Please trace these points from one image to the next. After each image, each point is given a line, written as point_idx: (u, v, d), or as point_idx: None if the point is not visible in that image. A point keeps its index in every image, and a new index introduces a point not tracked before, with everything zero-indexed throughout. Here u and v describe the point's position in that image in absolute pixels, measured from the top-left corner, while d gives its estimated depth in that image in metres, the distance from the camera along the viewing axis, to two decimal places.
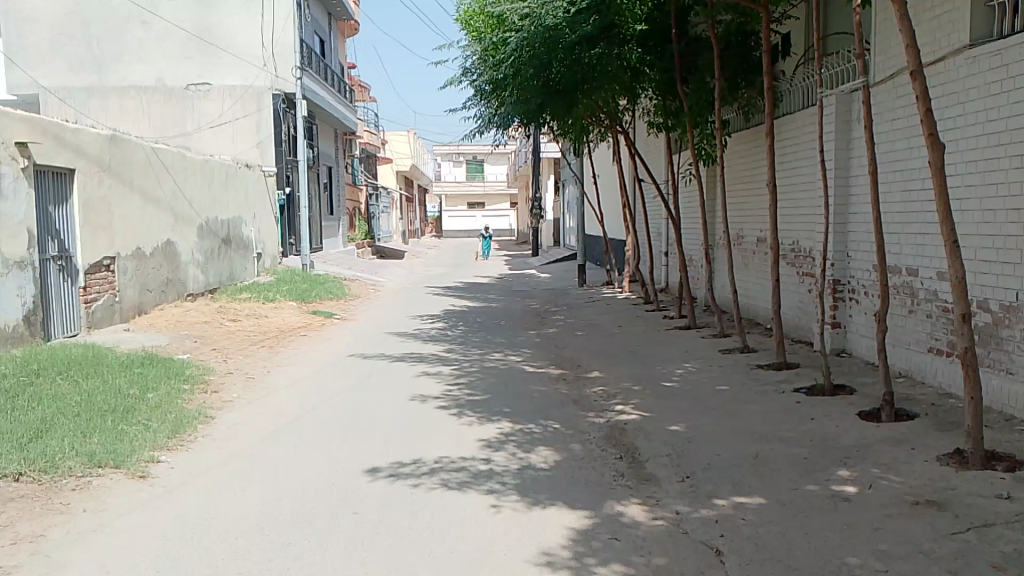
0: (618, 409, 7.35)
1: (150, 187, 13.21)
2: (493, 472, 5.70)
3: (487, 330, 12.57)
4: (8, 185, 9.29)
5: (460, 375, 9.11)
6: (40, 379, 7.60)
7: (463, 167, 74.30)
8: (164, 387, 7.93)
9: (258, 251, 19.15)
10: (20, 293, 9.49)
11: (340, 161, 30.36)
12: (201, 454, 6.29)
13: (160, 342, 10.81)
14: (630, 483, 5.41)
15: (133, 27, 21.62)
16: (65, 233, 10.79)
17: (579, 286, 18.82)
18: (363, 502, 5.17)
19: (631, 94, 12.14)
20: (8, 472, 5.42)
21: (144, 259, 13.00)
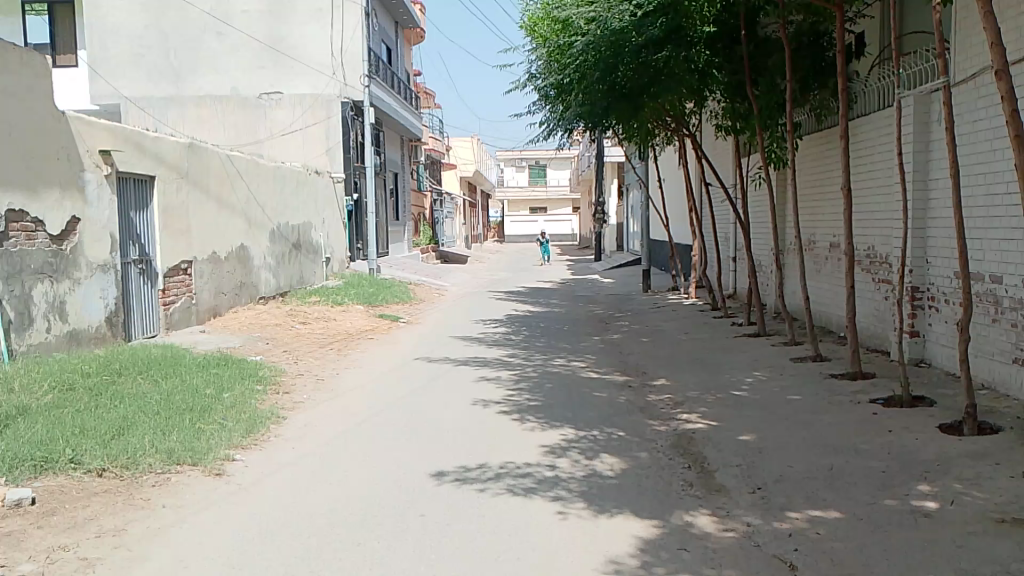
0: (685, 418, 7.23)
1: (226, 194, 13.62)
2: (559, 479, 5.67)
3: (552, 335, 12.55)
4: (92, 193, 9.70)
5: (522, 380, 9.11)
6: (122, 378, 7.90)
7: (526, 172, 74.43)
8: (238, 388, 8.15)
9: (327, 256, 19.54)
10: (103, 295, 9.91)
11: (406, 168, 30.77)
12: (274, 453, 6.44)
13: (234, 344, 11.13)
14: (699, 494, 5.31)
15: (209, 37, 22.32)
16: (145, 238, 11.19)
17: (644, 292, 18.66)
18: (430, 505, 5.22)
19: (699, 96, 12.00)
20: (92, 467, 5.64)
21: (219, 263, 13.40)
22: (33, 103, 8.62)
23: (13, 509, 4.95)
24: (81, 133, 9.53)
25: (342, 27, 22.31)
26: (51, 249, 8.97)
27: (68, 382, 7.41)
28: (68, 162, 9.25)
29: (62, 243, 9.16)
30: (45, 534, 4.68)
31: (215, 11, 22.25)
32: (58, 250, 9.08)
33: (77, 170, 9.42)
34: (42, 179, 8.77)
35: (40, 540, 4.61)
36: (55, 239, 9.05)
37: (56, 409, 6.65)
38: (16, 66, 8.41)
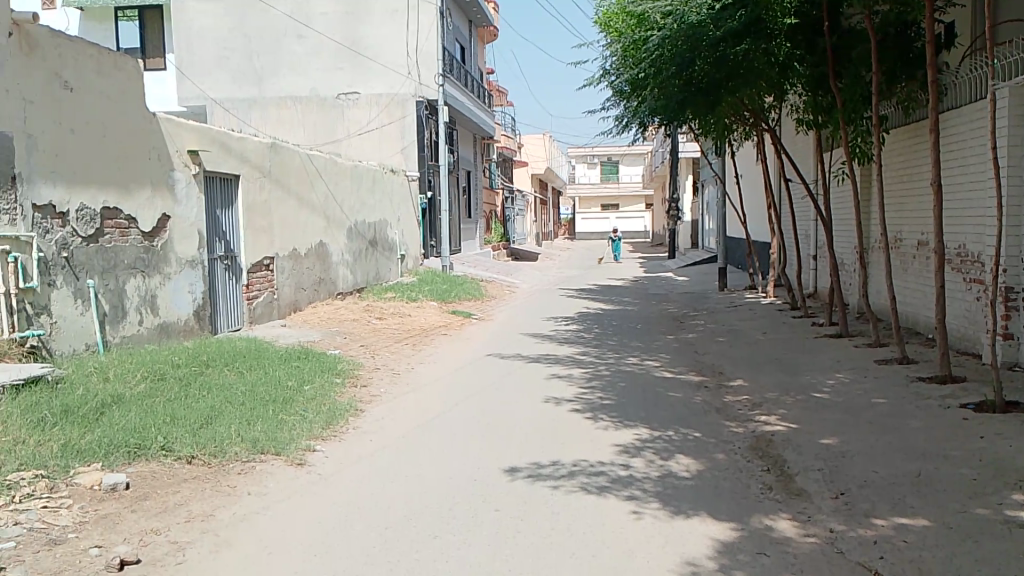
0: (763, 420, 7.07)
1: (305, 191, 13.99)
2: (633, 479, 5.63)
3: (625, 333, 12.46)
4: (181, 191, 10.11)
5: (595, 378, 9.06)
6: (210, 370, 8.21)
7: (598, 169, 73.90)
8: (318, 381, 8.37)
9: (402, 253, 19.86)
10: (191, 290, 10.31)
11: (478, 165, 30.98)
12: (352, 445, 6.60)
13: (313, 338, 11.44)
14: (779, 498, 5.19)
15: (289, 40, 22.89)
16: (230, 234, 11.60)
17: (720, 290, 18.33)
18: (503, 500, 5.25)
19: (779, 90, 11.73)
20: (183, 454, 5.89)
21: (300, 259, 13.78)
22: (126, 106, 9.03)
23: (109, 493, 5.20)
24: (172, 134, 9.92)
25: (417, 27, 22.65)
26: (143, 245, 9.38)
27: (159, 372, 7.74)
28: (159, 162, 9.66)
29: (153, 239, 9.56)
30: (139, 517, 4.91)
31: (296, 14, 22.81)
32: (149, 246, 9.49)
33: (167, 170, 9.83)
34: (134, 178, 9.18)
35: (134, 523, 4.84)
36: (147, 236, 9.46)
37: (149, 397, 6.97)
38: (110, 71, 8.80)
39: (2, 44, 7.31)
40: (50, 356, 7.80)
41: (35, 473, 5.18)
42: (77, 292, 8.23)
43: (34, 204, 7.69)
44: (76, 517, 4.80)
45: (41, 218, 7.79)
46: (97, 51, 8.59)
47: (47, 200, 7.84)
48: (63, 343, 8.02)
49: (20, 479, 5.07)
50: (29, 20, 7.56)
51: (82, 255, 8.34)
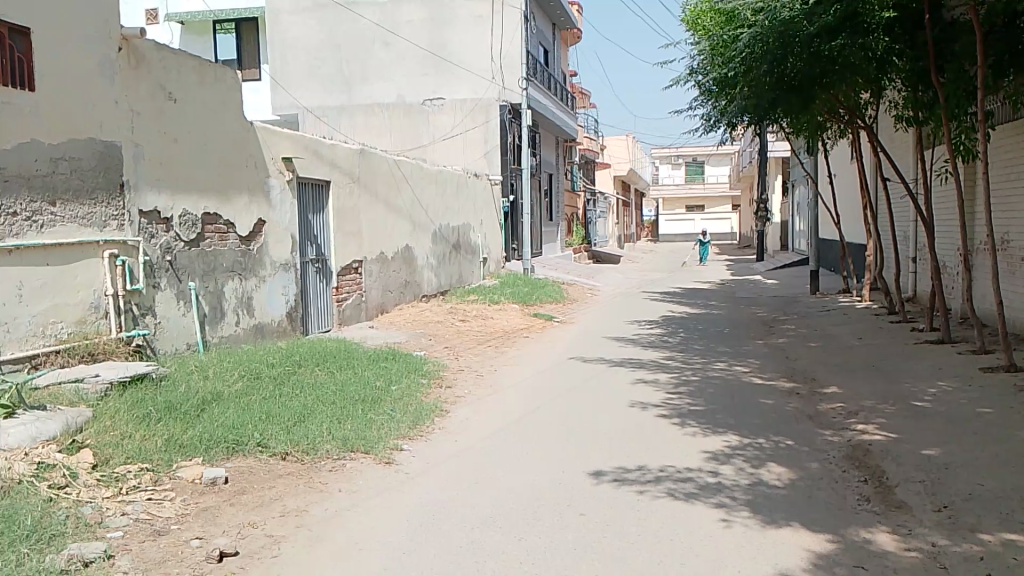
0: (860, 429, 6.80)
1: (392, 196, 14.28)
2: (722, 486, 5.51)
3: (711, 338, 12.21)
4: (276, 196, 10.48)
5: (682, 383, 8.91)
6: (303, 369, 8.48)
7: (683, 170, 72.78)
8: (405, 381, 8.54)
9: (484, 256, 20.04)
10: (284, 292, 10.68)
11: (560, 168, 30.98)
12: (438, 445, 6.69)
13: (400, 339, 11.65)
14: (877, 510, 4.99)
15: (377, 48, 23.42)
16: (321, 238, 11.95)
17: (811, 294, 17.76)
18: (589, 504, 5.22)
19: (877, 85, 11.32)
20: (277, 450, 6.11)
21: (387, 262, 14.08)
22: (224, 116, 9.42)
23: (209, 486, 5.43)
24: (267, 142, 10.30)
25: (502, 30, 22.86)
26: (240, 249, 9.76)
27: (256, 371, 8.05)
28: (256, 168, 10.05)
29: (249, 243, 9.93)
30: (237, 511, 5.10)
31: (384, 22, 23.36)
32: (246, 250, 9.86)
33: (264, 176, 10.22)
34: (232, 184, 9.57)
35: (232, 516, 5.03)
36: (244, 240, 9.85)
37: (246, 395, 7.25)
38: (210, 81, 9.18)
39: (111, 58, 7.75)
40: (154, 355, 8.21)
41: (141, 466, 5.47)
42: (179, 294, 8.63)
43: (141, 210, 8.10)
44: (178, 509, 5.03)
45: (147, 223, 8.21)
46: (198, 62, 8.98)
47: (153, 206, 8.26)
48: (167, 343, 8.43)
49: (128, 472, 5.36)
50: (137, 35, 8.01)
51: (185, 259, 8.74)
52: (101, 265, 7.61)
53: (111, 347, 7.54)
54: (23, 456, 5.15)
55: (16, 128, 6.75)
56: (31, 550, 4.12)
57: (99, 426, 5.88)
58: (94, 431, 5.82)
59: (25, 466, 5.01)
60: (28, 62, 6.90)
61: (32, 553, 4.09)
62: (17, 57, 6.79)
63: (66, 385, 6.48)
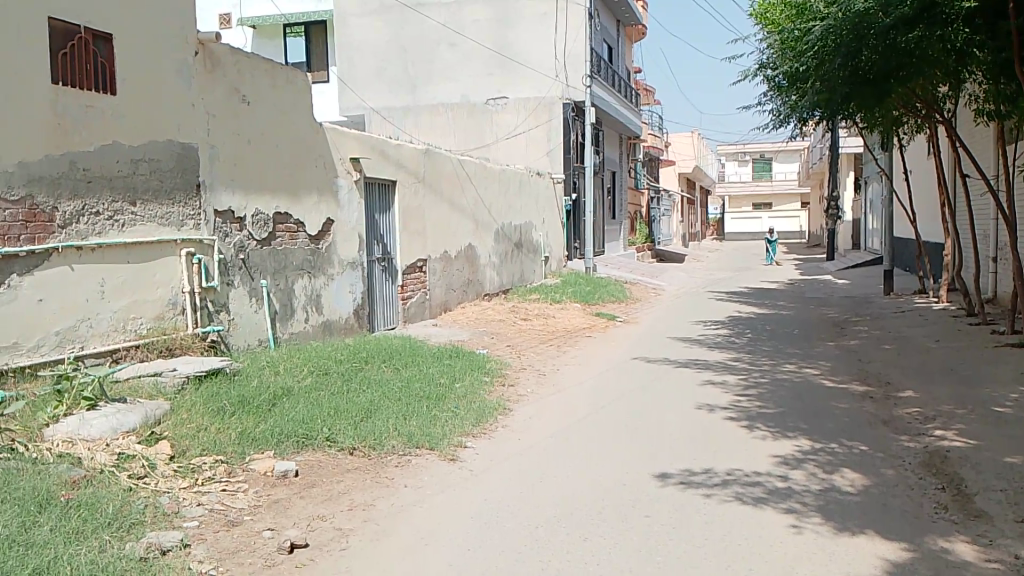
0: (937, 435, 6.57)
1: (456, 195, 14.39)
2: (792, 491, 5.40)
3: (779, 339, 11.95)
4: (344, 197, 10.68)
5: (751, 385, 8.74)
6: (369, 366, 8.63)
7: (749, 166, 71.34)
8: (468, 378, 8.61)
9: (546, 255, 20.05)
10: (352, 290, 10.88)
11: (624, 166, 30.75)
12: (501, 442, 6.74)
13: (463, 337, 11.74)
14: (956, 519, 4.81)
15: (442, 48, 23.62)
16: (387, 237, 12.13)
17: (885, 294, 17.19)
18: (654, 506, 5.18)
19: (956, 78, 10.90)
20: (345, 445, 6.23)
21: (450, 261, 14.20)
22: (294, 117, 9.65)
23: (281, 479, 5.57)
24: (336, 143, 10.51)
25: (565, 29, 22.90)
26: (310, 248, 9.99)
27: (324, 367, 8.22)
28: (324, 169, 10.25)
29: (318, 242, 10.15)
30: (307, 503, 5.23)
31: (449, 23, 23.55)
32: (315, 249, 10.09)
33: (332, 177, 10.41)
34: (303, 185, 9.80)
35: (302, 508, 5.16)
36: (313, 239, 10.06)
37: (315, 391, 7.41)
38: (283, 84, 9.41)
39: (188, 62, 8.01)
40: (228, 350, 8.47)
41: (216, 458, 5.66)
42: (252, 291, 8.88)
43: (216, 210, 8.35)
44: (251, 500, 5.18)
45: (222, 223, 8.46)
46: (271, 65, 9.20)
47: (227, 206, 8.50)
48: (240, 339, 8.68)
49: (203, 463, 5.55)
50: (212, 40, 8.25)
51: (256, 257, 8.98)
52: (178, 263, 7.90)
53: (187, 343, 7.82)
54: (105, 447, 5.42)
55: (99, 130, 7.06)
56: (112, 537, 4.31)
57: (176, 418, 6.11)
58: (172, 423, 6.05)
59: (107, 456, 5.26)
60: (110, 67, 7.22)
61: (113, 540, 4.28)
62: (100, 62, 7.13)
63: (145, 378, 6.75)
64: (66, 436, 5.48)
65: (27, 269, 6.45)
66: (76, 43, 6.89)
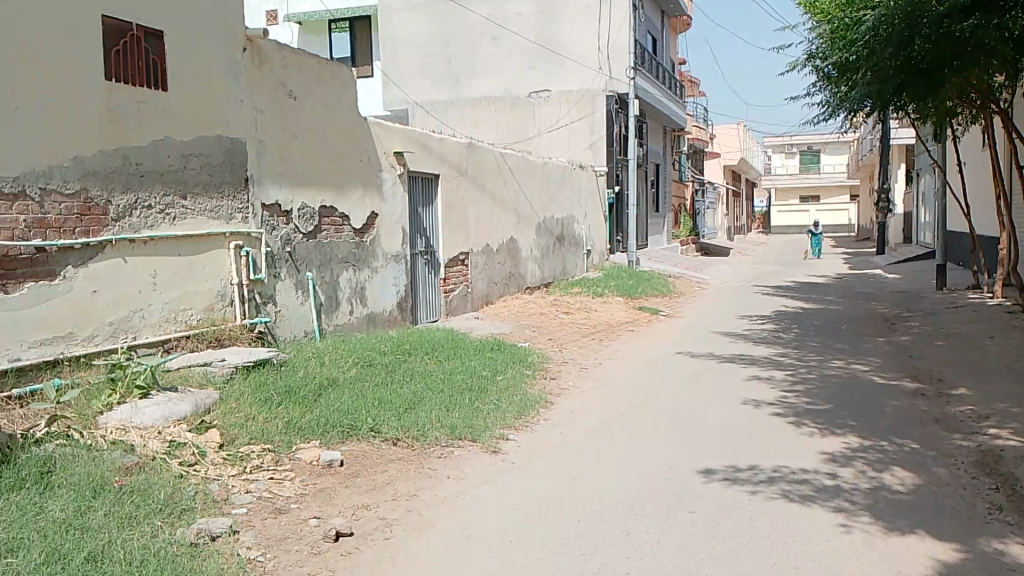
0: (992, 433, 6.39)
1: (498, 188, 14.39)
2: (840, 489, 5.31)
3: (827, 335, 11.73)
4: (388, 191, 10.77)
5: (798, 381, 8.60)
6: (412, 357, 8.71)
7: (796, 158, 70.04)
8: (510, 371, 8.63)
9: (588, 248, 19.97)
10: (395, 283, 10.97)
11: (668, 159, 30.44)
12: (542, 435, 6.75)
13: (504, 331, 11.76)
14: (1010, 519, 4.69)
15: (485, 42, 23.63)
16: (430, 231, 12.20)
17: (937, 289, 16.75)
18: (699, 501, 5.15)
19: (1014, 66, 10.56)
20: (389, 435, 6.30)
21: (491, 254, 14.23)
22: (340, 112, 9.76)
23: (326, 468, 5.65)
24: (380, 138, 10.60)
25: (609, 22, 22.73)
26: (355, 241, 10.11)
27: (368, 358, 8.32)
28: (369, 163, 10.35)
29: (363, 235, 10.26)
30: (352, 493, 5.30)
31: (492, 16, 23.53)
32: (360, 242, 10.20)
33: (377, 171, 10.51)
34: (348, 179, 9.92)
35: (347, 497, 5.23)
36: (358, 232, 10.17)
37: (359, 382, 7.50)
38: (329, 79, 9.52)
39: (237, 59, 8.16)
40: (275, 342, 8.62)
41: (263, 447, 5.77)
42: (298, 283, 9.01)
43: (264, 203, 8.50)
44: (298, 489, 5.28)
45: (269, 216, 8.61)
46: (317, 62, 9.32)
47: (274, 200, 8.65)
48: (286, 330, 8.83)
49: (251, 452, 5.66)
50: (260, 36, 8.38)
51: (303, 250, 9.11)
52: (227, 256, 8.05)
53: (235, 334, 7.97)
54: (157, 435, 5.58)
55: (151, 126, 7.23)
56: (163, 523, 4.43)
57: (224, 407, 6.25)
58: (221, 412, 6.18)
59: (159, 444, 5.41)
60: (161, 64, 7.39)
61: (164, 526, 4.39)
62: (152, 59, 7.30)
63: (195, 368, 6.91)
64: (119, 424, 5.66)
65: (82, 261, 6.64)
66: (128, 41, 7.05)
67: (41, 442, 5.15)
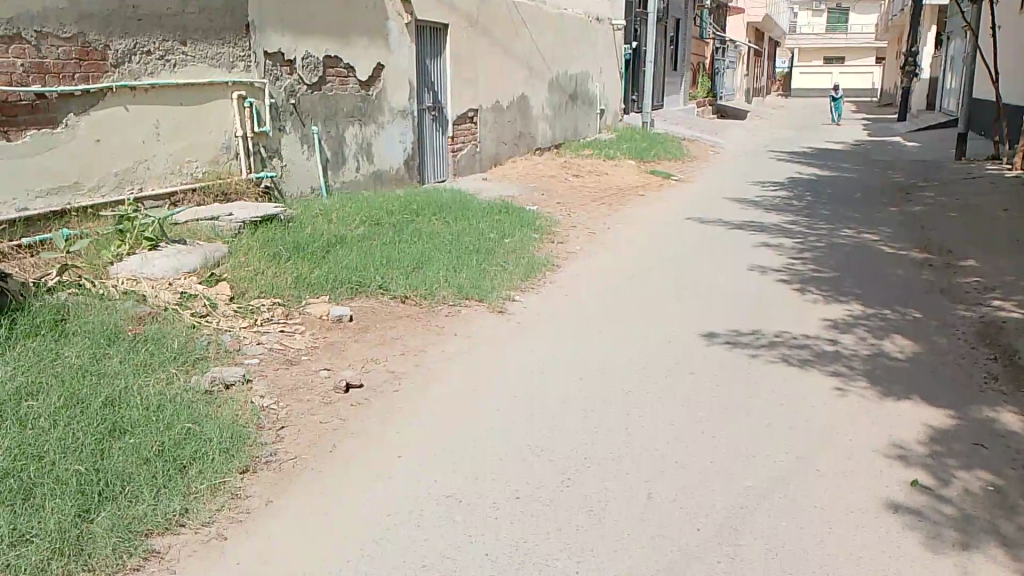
0: (996, 305, 6.42)
1: (509, 42, 13.82)
2: (840, 355, 5.40)
3: (840, 203, 11.60)
4: (394, 41, 10.34)
5: (807, 249, 8.57)
6: (420, 218, 8.65)
7: (823, 17, 66.86)
8: (518, 234, 8.61)
9: (601, 108, 19.44)
10: (403, 139, 10.76)
11: (689, 14, 29.08)
12: (549, 297, 6.81)
13: (513, 192, 11.65)
14: (1005, 388, 4.79)
15: None
16: (439, 85, 11.83)
17: (956, 159, 16.40)
18: (700, 363, 5.25)
19: None
20: (397, 293, 6.36)
21: (501, 111, 13.85)
22: None
23: (336, 323, 5.75)
24: None
25: None
26: (361, 95, 9.82)
27: (376, 218, 8.26)
28: (375, 11, 9.89)
29: (369, 89, 9.95)
30: (361, 347, 5.41)
31: None
32: (365, 96, 9.91)
33: (383, 20, 10.07)
34: (352, 26, 9.51)
35: (357, 351, 5.35)
36: (364, 86, 9.87)
37: (367, 241, 7.49)
38: None
39: None
40: (282, 197, 8.56)
41: (273, 301, 5.86)
42: (303, 138, 8.84)
43: (266, 52, 8.20)
44: (309, 341, 5.39)
45: (272, 66, 8.33)
46: None
47: (277, 48, 8.34)
48: (292, 186, 8.75)
49: (262, 305, 5.75)
50: None
51: (308, 102, 8.87)
52: (230, 106, 7.84)
53: (242, 188, 7.89)
54: (168, 287, 5.65)
55: None
56: (178, 371, 4.55)
57: (234, 261, 6.29)
58: (231, 266, 6.23)
59: (170, 295, 5.50)
60: None
61: (179, 373, 4.52)
62: None
63: (203, 222, 6.89)
64: (130, 275, 5.73)
65: (83, 109, 6.50)
66: None
67: (54, 291, 5.22)
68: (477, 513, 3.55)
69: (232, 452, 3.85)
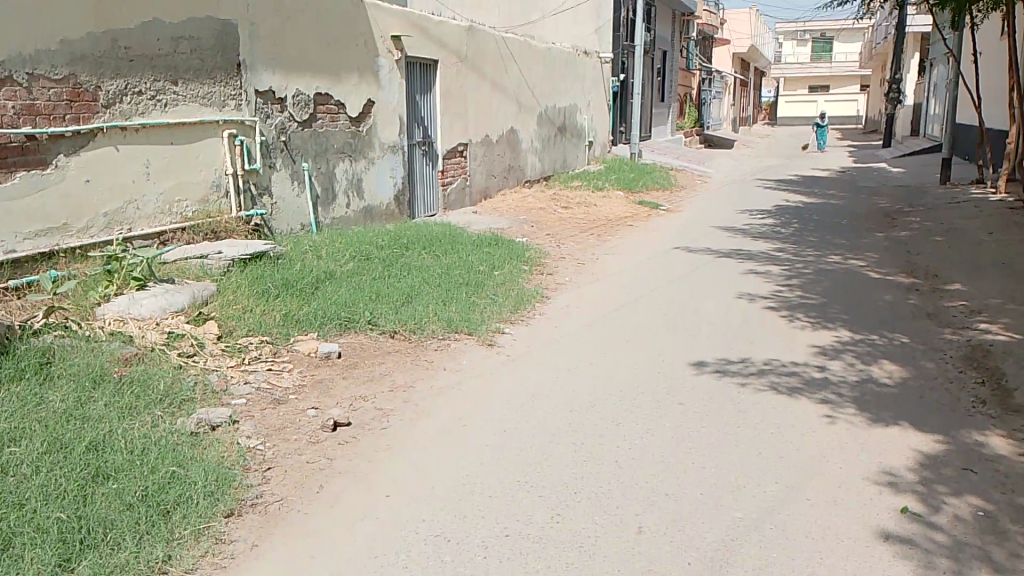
0: (982, 329, 6.45)
1: (498, 76, 13.98)
2: (828, 381, 5.41)
3: (827, 230, 11.67)
4: (384, 78, 10.46)
5: (795, 276, 8.61)
6: (410, 252, 8.68)
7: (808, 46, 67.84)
8: (507, 267, 8.64)
9: (590, 139, 19.60)
10: (393, 175, 10.84)
11: (675, 45, 29.43)
12: (538, 329, 6.82)
13: (502, 225, 11.71)
14: (992, 412, 4.79)
15: None
16: (429, 120, 11.94)
17: (941, 184, 16.54)
18: (689, 393, 5.25)
19: None
20: (386, 328, 6.37)
21: (490, 145, 13.97)
22: None
23: (324, 360, 5.73)
24: (376, 20, 10.19)
25: None
26: (351, 130, 9.90)
27: (366, 253, 8.29)
28: (365, 47, 10.01)
29: (359, 125, 10.04)
30: (349, 383, 5.40)
31: None
32: (355, 131, 9.99)
33: (373, 57, 10.18)
34: (343, 62, 9.61)
35: (345, 388, 5.34)
36: (354, 121, 9.95)
37: (356, 276, 7.51)
38: None
39: None
40: (271, 234, 8.59)
41: (261, 339, 5.85)
42: (293, 174, 8.89)
43: (256, 90, 8.28)
44: (296, 379, 5.38)
45: (263, 104, 8.41)
46: None
47: (268, 87, 8.43)
48: (282, 222, 8.79)
49: (250, 344, 5.75)
50: None
51: (298, 139, 8.94)
52: (220, 144, 7.90)
53: (232, 226, 7.91)
54: (155, 326, 5.65)
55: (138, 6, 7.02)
56: (163, 413, 4.53)
57: (222, 299, 6.30)
58: (219, 305, 6.24)
59: (157, 335, 5.49)
60: None
61: (165, 416, 4.49)
62: None
63: (192, 261, 6.91)
64: (117, 315, 5.71)
65: (72, 150, 6.54)
66: None
67: (40, 333, 5.21)
68: (466, 552, 3.52)
69: (218, 495, 3.83)
